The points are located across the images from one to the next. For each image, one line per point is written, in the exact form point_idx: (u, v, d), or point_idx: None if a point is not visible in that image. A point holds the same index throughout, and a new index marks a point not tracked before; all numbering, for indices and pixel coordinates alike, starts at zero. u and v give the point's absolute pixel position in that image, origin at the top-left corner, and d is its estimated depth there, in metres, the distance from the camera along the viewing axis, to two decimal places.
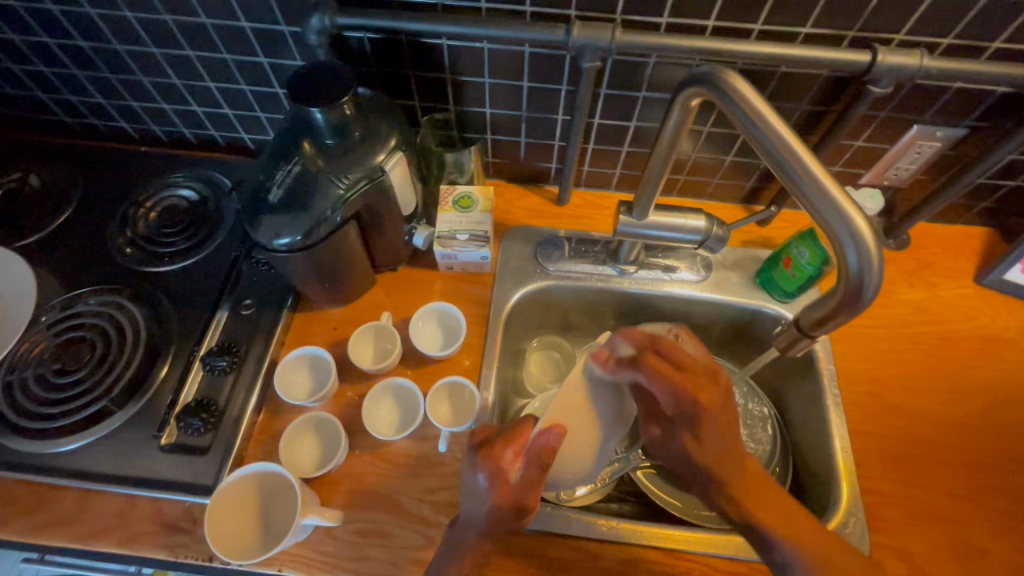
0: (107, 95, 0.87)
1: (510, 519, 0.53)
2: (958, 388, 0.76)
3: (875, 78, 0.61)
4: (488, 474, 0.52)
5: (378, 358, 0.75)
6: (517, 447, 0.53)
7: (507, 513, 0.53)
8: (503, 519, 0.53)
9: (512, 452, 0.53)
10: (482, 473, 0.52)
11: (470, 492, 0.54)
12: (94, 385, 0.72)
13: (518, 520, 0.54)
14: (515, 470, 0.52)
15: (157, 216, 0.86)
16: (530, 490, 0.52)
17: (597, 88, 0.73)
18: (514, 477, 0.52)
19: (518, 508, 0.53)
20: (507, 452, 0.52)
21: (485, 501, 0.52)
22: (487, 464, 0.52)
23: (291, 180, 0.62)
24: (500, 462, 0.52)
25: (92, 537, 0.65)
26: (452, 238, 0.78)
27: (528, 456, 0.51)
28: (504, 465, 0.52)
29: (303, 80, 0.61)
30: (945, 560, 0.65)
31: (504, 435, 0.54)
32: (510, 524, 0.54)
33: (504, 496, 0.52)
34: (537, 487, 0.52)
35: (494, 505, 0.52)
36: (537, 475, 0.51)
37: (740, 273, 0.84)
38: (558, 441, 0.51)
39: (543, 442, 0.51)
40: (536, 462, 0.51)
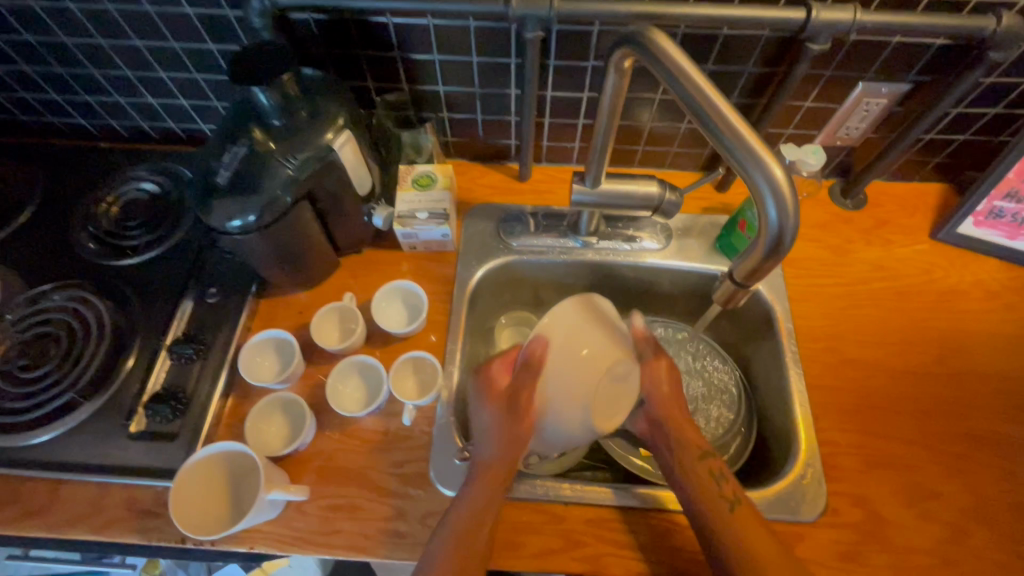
0: (60, 91, 0.86)
1: (513, 436, 0.63)
2: (914, 340, 0.78)
3: (812, 34, 0.62)
4: (482, 385, 0.67)
5: (343, 338, 0.76)
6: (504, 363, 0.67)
7: (508, 426, 0.63)
8: (505, 422, 0.63)
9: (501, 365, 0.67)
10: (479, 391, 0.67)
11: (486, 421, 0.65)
12: (62, 378, 0.72)
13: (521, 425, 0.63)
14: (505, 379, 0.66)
15: (119, 210, 0.86)
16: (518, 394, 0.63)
17: (545, 60, 0.74)
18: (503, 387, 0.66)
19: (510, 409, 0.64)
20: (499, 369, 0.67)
21: (496, 420, 0.64)
22: (481, 378, 0.67)
23: (238, 161, 0.63)
24: (491, 374, 0.67)
25: (67, 525, 0.66)
26: (412, 217, 0.78)
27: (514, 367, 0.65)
28: (496, 375, 0.67)
29: (245, 61, 0.61)
30: (900, 504, 0.67)
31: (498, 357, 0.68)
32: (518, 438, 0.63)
33: (503, 410, 0.64)
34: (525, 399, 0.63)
35: (490, 407, 0.65)
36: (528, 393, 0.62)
37: (700, 240, 0.86)
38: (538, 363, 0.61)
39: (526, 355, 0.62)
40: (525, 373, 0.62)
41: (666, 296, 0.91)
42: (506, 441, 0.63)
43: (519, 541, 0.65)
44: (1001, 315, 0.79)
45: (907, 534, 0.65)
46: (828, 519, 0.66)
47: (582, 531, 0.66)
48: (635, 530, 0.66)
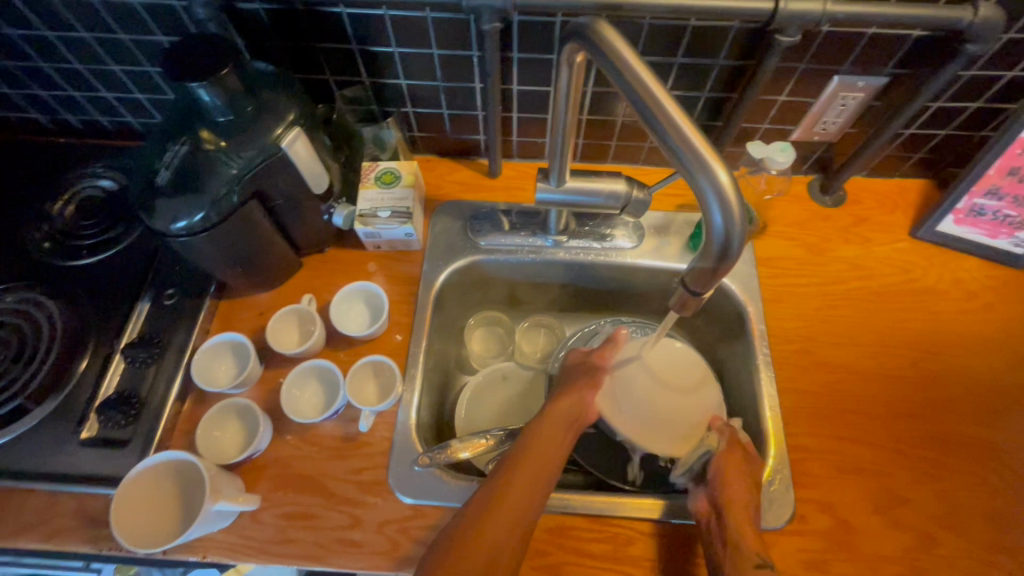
0: (12, 85, 0.83)
1: (544, 447, 0.64)
2: (890, 341, 0.76)
3: (780, 26, 0.59)
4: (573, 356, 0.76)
5: (302, 340, 0.74)
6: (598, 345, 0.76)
7: (538, 437, 0.65)
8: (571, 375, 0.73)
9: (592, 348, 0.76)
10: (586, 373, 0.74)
11: (524, 440, 0.64)
12: (11, 383, 0.70)
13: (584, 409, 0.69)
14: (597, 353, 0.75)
15: (75, 208, 0.84)
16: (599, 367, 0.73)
17: (509, 53, 0.71)
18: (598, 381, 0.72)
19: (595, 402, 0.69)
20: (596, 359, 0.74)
21: (536, 431, 0.65)
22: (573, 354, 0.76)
23: (180, 160, 0.60)
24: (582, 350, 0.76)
25: (15, 534, 0.65)
26: (374, 215, 0.76)
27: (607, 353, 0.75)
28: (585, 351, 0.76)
29: (183, 53, 0.58)
30: (869, 511, 0.65)
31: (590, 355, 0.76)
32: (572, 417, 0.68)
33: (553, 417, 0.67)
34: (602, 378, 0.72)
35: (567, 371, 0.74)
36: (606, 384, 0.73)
37: (673, 239, 0.84)
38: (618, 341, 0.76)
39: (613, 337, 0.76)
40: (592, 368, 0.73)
41: (639, 295, 0.89)
42: (533, 459, 0.62)
43: None
44: (979, 316, 0.77)
45: (875, 542, 0.64)
46: (795, 527, 0.64)
47: (544, 540, 0.64)
48: (597, 539, 0.64)
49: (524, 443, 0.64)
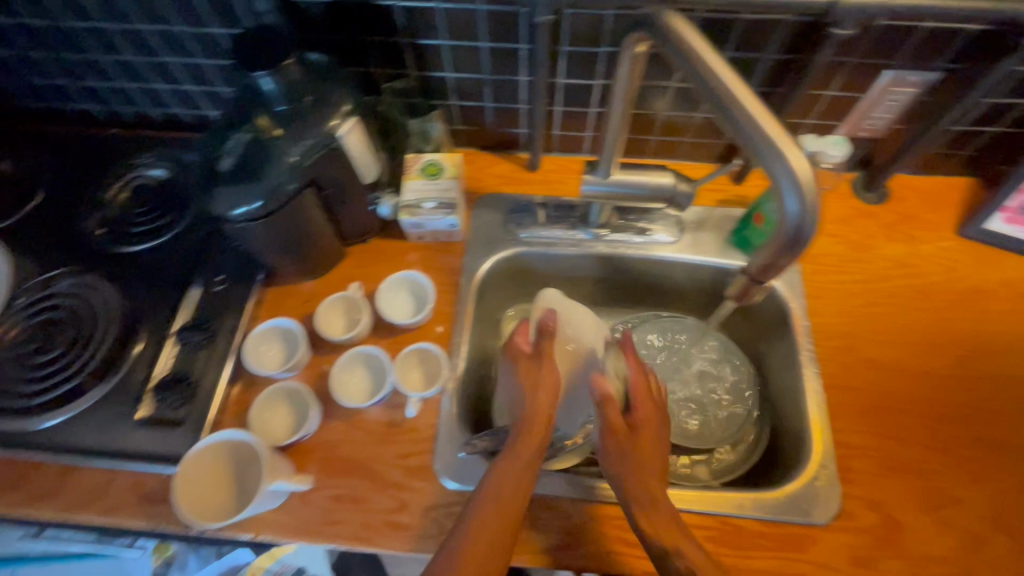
0: (70, 76, 0.86)
1: (529, 459, 0.61)
2: (936, 340, 0.75)
3: (837, 19, 0.59)
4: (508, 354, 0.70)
5: (349, 328, 0.76)
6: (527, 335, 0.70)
7: (524, 450, 0.62)
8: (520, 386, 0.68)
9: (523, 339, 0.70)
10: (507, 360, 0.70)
11: (505, 456, 0.61)
12: (70, 363, 0.73)
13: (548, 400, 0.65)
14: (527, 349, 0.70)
15: (127, 196, 0.86)
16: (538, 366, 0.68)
17: (558, 46, 0.71)
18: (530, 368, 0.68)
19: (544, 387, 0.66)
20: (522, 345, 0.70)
21: (517, 442, 0.62)
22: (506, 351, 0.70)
23: (243, 147, 0.62)
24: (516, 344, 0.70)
25: (75, 508, 0.67)
26: (419, 206, 0.77)
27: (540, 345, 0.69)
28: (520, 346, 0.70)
29: (249, 46, 0.61)
30: (916, 510, 0.65)
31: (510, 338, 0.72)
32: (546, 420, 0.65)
33: (529, 431, 0.63)
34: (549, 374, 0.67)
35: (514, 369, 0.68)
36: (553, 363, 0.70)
37: (714, 233, 0.83)
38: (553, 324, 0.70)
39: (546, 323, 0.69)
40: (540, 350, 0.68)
41: (677, 290, 0.89)
42: (524, 468, 0.61)
43: (524, 537, 0.64)
44: None
45: (923, 540, 0.63)
46: (841, 523, 0.64)
47: (587, 529, 0.65)
48: None
49: (511, 458, 0.61)
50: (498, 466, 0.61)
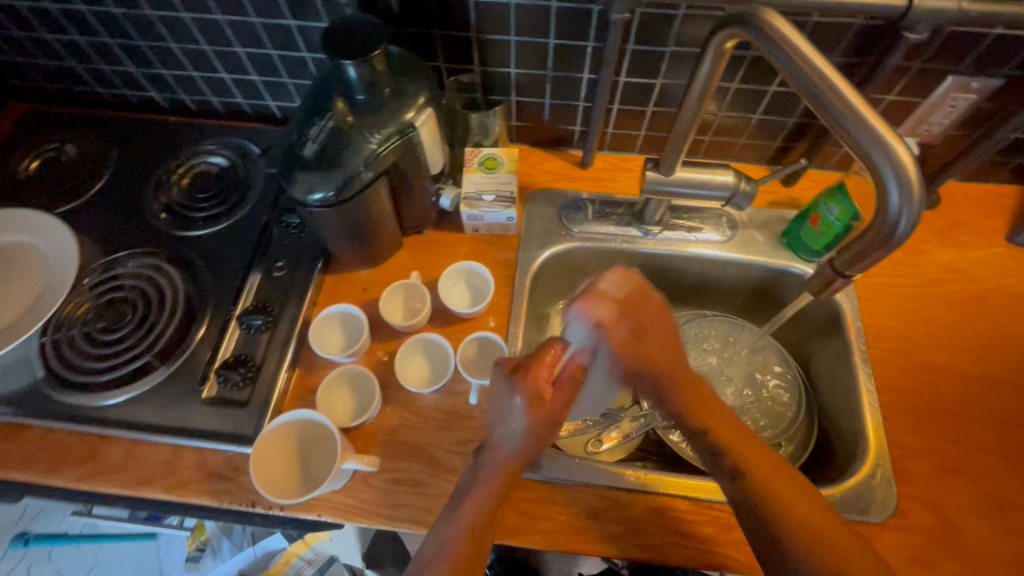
0: (138, 63, 0.88)
1: (494, 496, 0.59)
2: (990, 345, 0.76)
3: (911, 23, 0.60)
4: (526, 396, 0.57)
5: (407, 316, 0.77)
6: (550, 369, 0.59)
7: (495, 484, 0.59)
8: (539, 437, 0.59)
9: (547, 374, 0.59)
10: (521, 398, 0.57)
11: (477, 487, 0.59)
12: (137, 342, 0.74)
13: (548, 435, 0.60)
14: (548, 390, 0.59)
15: (189, 182, 0.88)
16: (561, 407, 0.59)
17: (624, 45, 0.73)
18: (548, 398, 0.59)
19: (552, 423, 0.60)
20: (540, 376, 0.58)
21: (491, 474, 0.59)
22: (525, 387, 0.57)
23: (325, 135, 0.63)
24: (537, 383, 0.58)
25: (141, 483, 0.68)
26: (478, 199, 0.79)
27: (563, 377, 0.60)
28: (540, 386, 0.58)
29: (335, 35, 0.62)
30: (974, 512, 0.65)
31: (532, 361, 0.59)
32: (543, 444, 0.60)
33: (503, 472, 0.59)
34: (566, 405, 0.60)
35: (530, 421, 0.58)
36: (571, 394, 0.60)
37: (766, 233, 0.84)
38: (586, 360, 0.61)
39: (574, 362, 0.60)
40: (570, 380, 0.60)
41: (725, 289, 0.89)
42: (488, 501, 0.58)
43: (583, 525, 0.65)
44: None
45: (981, 542, 0.64)
46: (898, 522, 0.65)
47: (644, 519, 0.65)
48: (697, 521, 0.65)
49: (482, 493, 0.58)
50: (469, 494, 0.59)
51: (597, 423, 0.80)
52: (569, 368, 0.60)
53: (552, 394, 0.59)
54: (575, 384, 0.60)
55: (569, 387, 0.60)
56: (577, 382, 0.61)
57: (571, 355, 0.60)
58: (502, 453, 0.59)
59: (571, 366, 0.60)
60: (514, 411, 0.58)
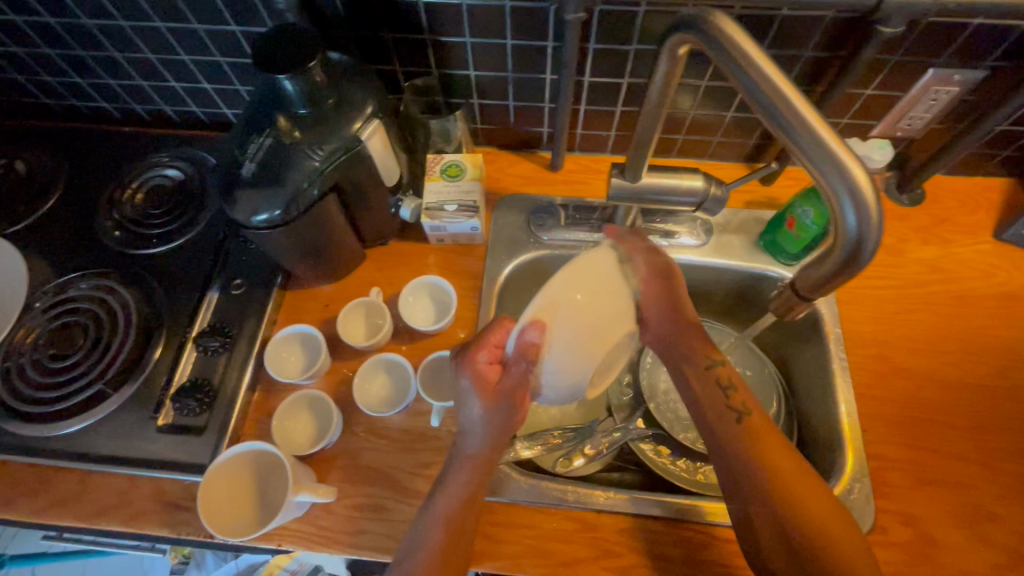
0: (84, 74, 0.84)
1: (468, 489, 0.59)
2: (973, 349, 0.73)
3: (884, 16, 0.56)
4: (469, 379, 0.59)
5: (370, 334, 0.75)
6: (489, 349, 0.61)
7: (468, 476, 0.59)
8: (496, 419, 0.59)
9: (486, 353, 0.60)
10: (464, 379, 0.60)
11: (451, 478, 0.59)
12: (89, 369, 0.72)
13: (510, 418, 0.60)
14: (492, 369, 0.60)
15: (143, 197, 0.85)
16: (510, 384, 0.59)
17: (585, 44, 0.69)
18: (495, 379, 0.60)
19: (508, 404, 0.59)
20: (479, 357, 0.60)
21: (462, 465, 0.60)
22: (466, 370, 0.60)
23: (264, 153, 0.60)
24: (475, 363, 0.60)
25: (97, 516, 0.66)
26: (440, 209, 0.75)
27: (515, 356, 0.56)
28: (480, 365, 0.60)
29: (275, 44, 0.59)
30: (953, 525, 0.63)
31: (473, 342, 0.61)
32: (507, 423, 0.60)
33: (473, 461, 0.60)
34: (522, 384, 0.59)
35: (481, 405, 0.59)
36: (522, 373, 0.58)
37: (743, 236, 0.81)
38: (540, 339, 0.54)
39: (526, 342, 0.55)
40: (521, 359, 0.56)
41: (702, 294, 0.86)
42: (464, 491, 0.58)
43: (551, 549, 0.63)
44: None
45: (960, 557, 0.62)
46: (875, 538, 0.63)
47: (613, 541, 0.63)
48: (668, 541, 0.63)
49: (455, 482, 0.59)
50: (444, 487, 0.59)
51: (569, 439, 0.78)
52: (521, 350, 0.55)
53: (498, 374, 0.60)
54: (527, 363, 0.56)
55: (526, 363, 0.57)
56: (529, 360, 0.56)
57: (520, 331, 0.54)
58: (467, 440, 0.60)
59: (524, 347, 0.55)
60: (464, 394, 0.60)
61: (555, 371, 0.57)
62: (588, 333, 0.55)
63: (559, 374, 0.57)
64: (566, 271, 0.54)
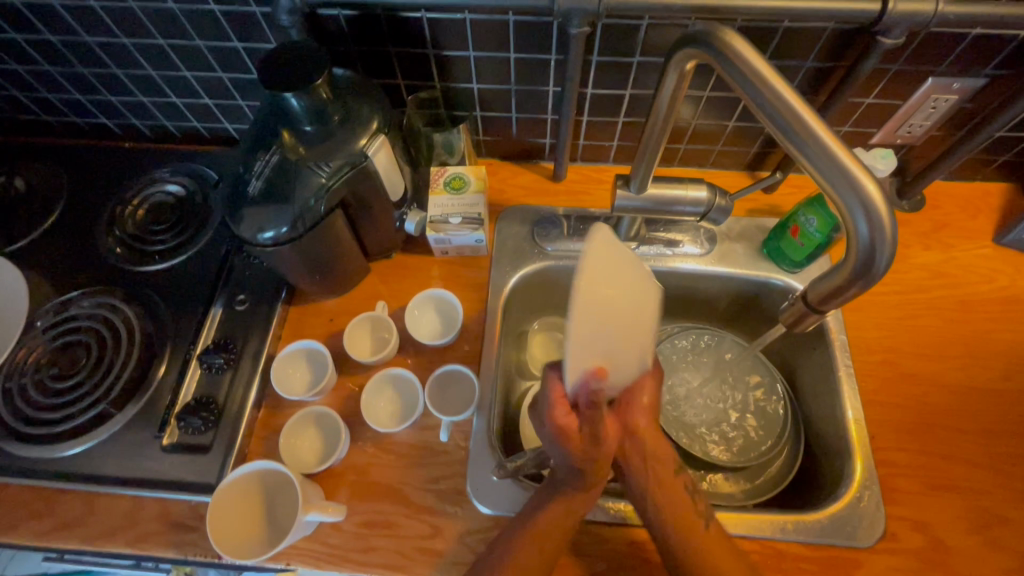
0: (84, 91, 0.84)
1: (564, 526, 0.59)
2: (977, 353, 0.73)
3: (886, 28, 0.56)
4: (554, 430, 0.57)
5: (376, 348, 0.75)
6: (563, 400, 0.57)
7: (561, 512, 0.59)
8: (588, 460, 0.58)
9: (563, 406, 0.57)
10: (547, 429, 0.58)
11: (543, 515, 0.59)
12: (93, 389, 0.71)
13: (604, 457, 0.58)
14: (571, 419, 0.57)
15: (144, 214, 0.84)
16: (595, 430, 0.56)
17: (588, 56, 0.69)
18: (577, 428, 0.57)
19: (597, 447, 0.57)
20: (558, 411, 0.57)
21: (554, 503, 0.60)
22: (550, 423, 0.57)
23: (270, 170, 0.60)
24: (556, 415, 0.57)
25: (102, 538, 0.65)
26: (445, 222, 0.75)
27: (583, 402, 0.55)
28: (562, 418, 0.57)
29: (281, 61, 0.59)
30: (964, 531, 0.63)
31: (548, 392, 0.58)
32: (601, 464, 0.59)
33: (566, 498, 0.60)
34: (601, 424, 0.56)
35: (569, 454, 0.57)
36: (595, 414, 0.56)
37: (746, 244, 0.81)
38: (601, 371, 0.55)
39: (587, 381, 0.55)
40: (589, 404, 0.55)
41: (706, 302, 0.87)
42: (558, 529, 0.59)
43: (563, 563, 0.63)
44: None
45: (972, 563, 0.61)
46: (886, 545, 0.63)
47: (625, 554, 0.63)
48: None
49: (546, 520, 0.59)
50: (532, 523, 0.59)
51: None
52: (584, 391, 0.55)
53: (579, 421, 0.57)
54: (596, 404, 0.55)
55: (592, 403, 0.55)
56: (595, 401, 0.55)
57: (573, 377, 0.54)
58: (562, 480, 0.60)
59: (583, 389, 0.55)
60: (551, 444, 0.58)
61: (620, 359, 0.57)
62: (620, 332, 0.55)
63: (626, 364, 0.58)
64: (578, 289, 0.49)
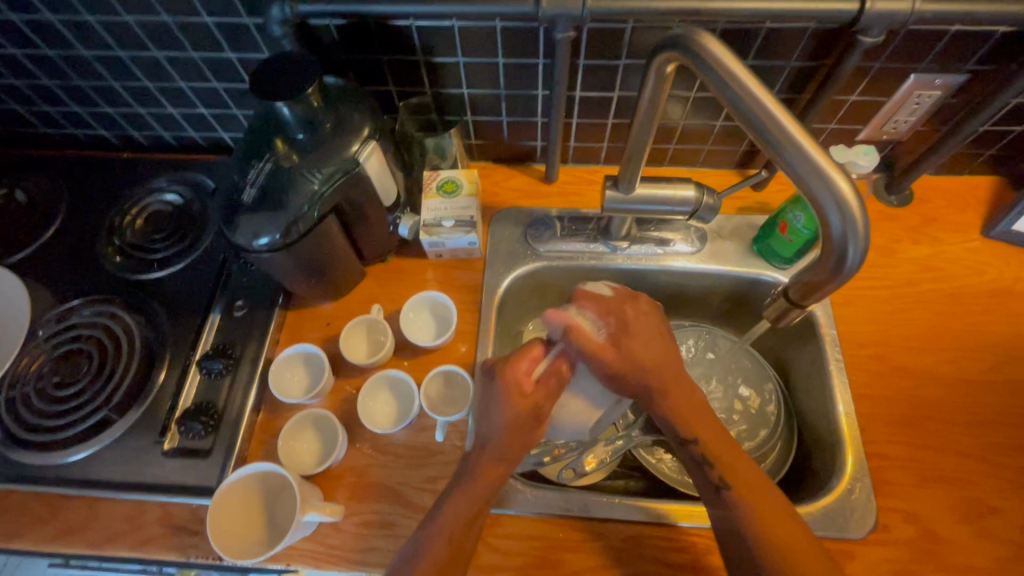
0: (82, 104, 0.86)
1: (476, 502, 0.59)
2: (967, 345, 0.74)
3: (865, 27, 0.57)
4: (504, 384, 0.60)
5: (372, 351, 0.76)
6: (531, 358, 0.61)
7: (479, 487, 0.59)
8: (518, 431, 0.60)
9: (527, 363, 0.61)
10: (498, 383, 0.60)
11: (461, 489, 0.59)
12: (95, 396, 0.72)
13: (529, 435, 0.61)
14: (530, 383, 0.60)
15: (143, 223, 0.86)
16: (544, 396, 0.61)
17: (575, 61, 0.71)
18: (529, 390, 0.60)
19: (534, 418, 0.61)
20: (521, 367, 0.60)
21: (473, 478, 0.60)
22: (504, 376, 0.60)
23: (264, 178, 0.62)
24: (515, 373, 0.60)
25: (106, 542, 0.66)
26: (438, 225, 0.77)
27: (548, 367, 0.61)
28: (522, 373, 0.60)
29: (274, 72, 0.60)
30: (956, 521, 0.64)
31: (514, 353, 0.61)
32: (525, 441, 0.61)
33: (486, 473, 0.60)
34: (552, 395, 0.61)
35: (507, 414, 0.59)
36: (554, 386, 0.61)
37: (737, 242, 0.82)
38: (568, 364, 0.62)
39: (557, 361, 0.61)
40: (552, 372, 0.61)
41: (698, 299, 0.88)
42: (471, 503, 0.59)
43: (559, 559, 0.64)
44: None
45: (964, 553, 0.62)
46: (879, 537, 0.63)
47: (620, 549, 0.64)
48: (673, 546, 0.64)
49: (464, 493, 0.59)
50: (451, 497, 0.59)
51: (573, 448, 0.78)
52: (552, 366, 0.61)
53: (533, 386, 0.60)
54: (554, 378, 0.61)
55: (556, 377, 0.61)
56: (559, 377, 0.62)
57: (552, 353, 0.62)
58: (485, 453, 0.60)
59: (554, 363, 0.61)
60: (493, 405, 0.60)
61: (579, 390, 0.63)
62: (605, 370, 0.62)
63: (577, 398, 0.63)
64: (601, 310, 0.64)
